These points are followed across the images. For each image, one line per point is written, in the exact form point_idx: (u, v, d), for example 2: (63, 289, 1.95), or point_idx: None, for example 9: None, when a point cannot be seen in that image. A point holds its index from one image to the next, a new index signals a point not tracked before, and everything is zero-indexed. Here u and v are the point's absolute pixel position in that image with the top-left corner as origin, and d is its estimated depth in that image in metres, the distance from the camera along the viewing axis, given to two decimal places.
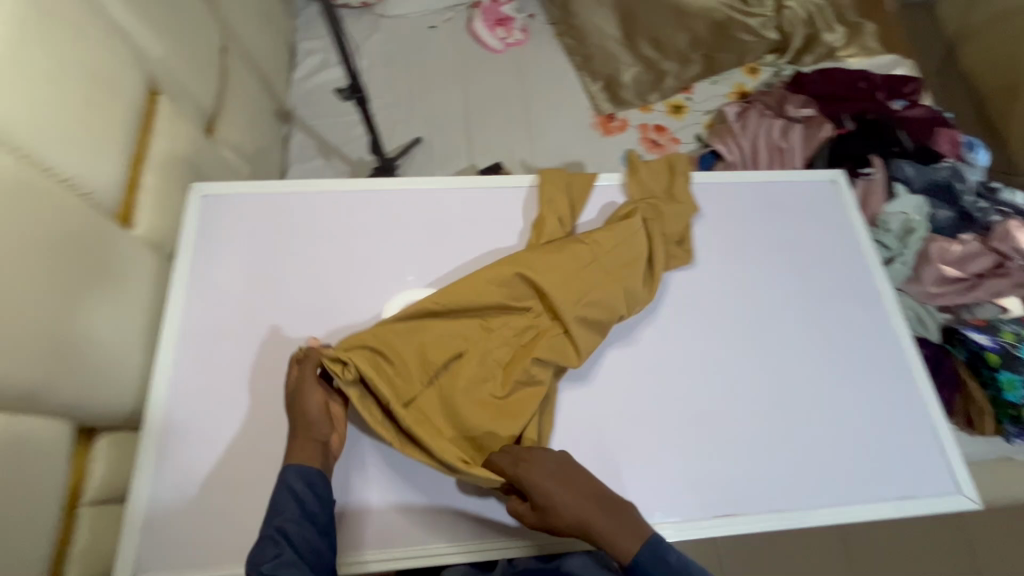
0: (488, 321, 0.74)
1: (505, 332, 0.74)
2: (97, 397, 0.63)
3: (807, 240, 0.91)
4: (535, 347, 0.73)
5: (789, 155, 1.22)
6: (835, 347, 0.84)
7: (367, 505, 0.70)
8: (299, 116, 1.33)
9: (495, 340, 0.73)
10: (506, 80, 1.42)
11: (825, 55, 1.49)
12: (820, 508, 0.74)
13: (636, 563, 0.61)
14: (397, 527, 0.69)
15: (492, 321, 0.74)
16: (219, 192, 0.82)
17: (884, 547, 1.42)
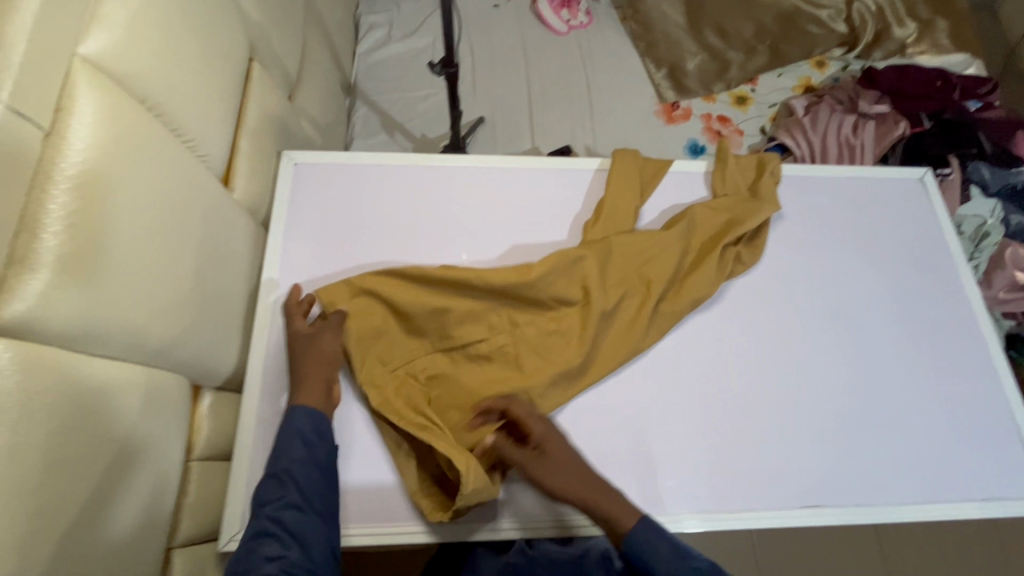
0: (518, 316, 0.72)
1: (529, 332, 0.72)
2: (211, 356, 0.64)
3: (892, 238, 0.89)
4: (544, 368, 0.70)
5: (860, 152, 1.20)
6: (921, 346, 0.82)
7: (360, 483, 0.68)
8: (363, 90, 1.33)
9: (518, 342, 0.72)
10: (569, 63, 1.40)
11: (895, 51, 1.45)
12: (912, 507, 0.72)
13: (632, 540, 0.58)
14: (390, 506, 0.67)
15: (521, 316, 0.72)
16: (311, 161, 0.83)
17: (929, 554, 1.39)
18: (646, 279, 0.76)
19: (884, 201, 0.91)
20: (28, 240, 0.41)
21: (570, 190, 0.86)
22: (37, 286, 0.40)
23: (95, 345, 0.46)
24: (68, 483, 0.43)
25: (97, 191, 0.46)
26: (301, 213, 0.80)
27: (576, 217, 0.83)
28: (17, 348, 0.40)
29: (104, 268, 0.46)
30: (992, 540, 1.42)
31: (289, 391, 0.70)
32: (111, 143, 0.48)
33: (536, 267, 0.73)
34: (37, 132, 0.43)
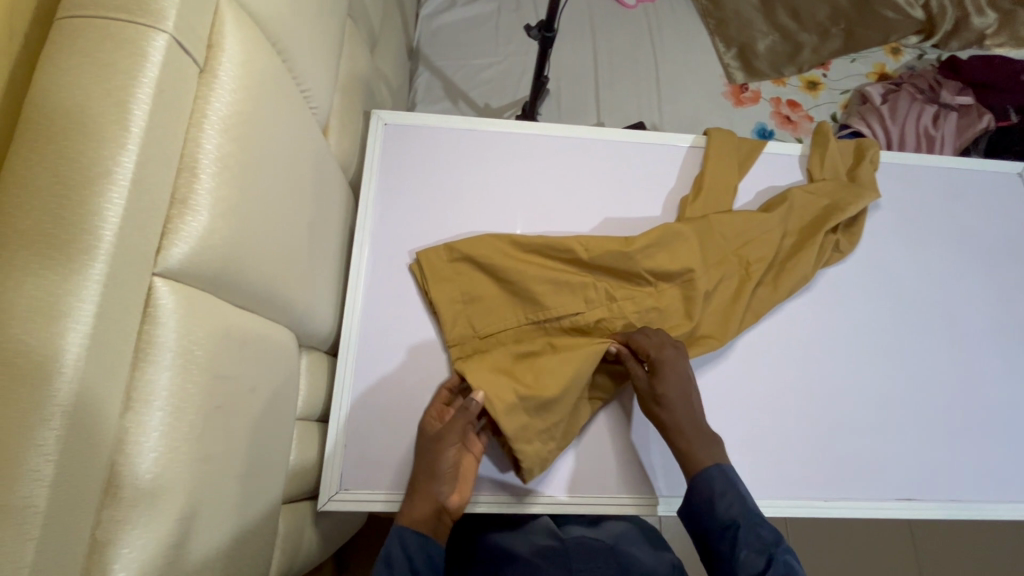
0: (613, 290, 0.71)
1: (625, 308, 0.70)
2: (317, 315, 0.63)
3: (982, 233, 0.87)
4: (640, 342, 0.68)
5: (940, 144, 1.17)
6: (1007, 343, 0.81)
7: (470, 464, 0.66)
8: (425, 55, 1.29)
9: (615, 315, 0.70)
10: (636, 38, 1.36)
11: (973, 42, 1.34)
12: (999, 503, 0.73)
13: (708, 477, 0.61)
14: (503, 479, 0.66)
15: (617, 291, 0.71)
16: (402, 122, 0.80)
17: None
18: (743, 260, 0.75)
19: (979, 195, 0.89)
20: (189, 180, 0.39)
21: (663, 167, 0.83)
22: (199, 227, 0.39)
23: (236, 292, 0.45)
24: (222, 433, 0.42)
25: (242, 132, 0.44)
26: (394, 175, 0.78)
27: (670, 193, 0.82)
28: (178, 289, 0.38)
29: (247, 212, 0.45)
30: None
31: (388, 354, 0.69)
32: (253, 85, 0.46)
33: (639, 239, 0.72)
34: (194, 68, 0.41)
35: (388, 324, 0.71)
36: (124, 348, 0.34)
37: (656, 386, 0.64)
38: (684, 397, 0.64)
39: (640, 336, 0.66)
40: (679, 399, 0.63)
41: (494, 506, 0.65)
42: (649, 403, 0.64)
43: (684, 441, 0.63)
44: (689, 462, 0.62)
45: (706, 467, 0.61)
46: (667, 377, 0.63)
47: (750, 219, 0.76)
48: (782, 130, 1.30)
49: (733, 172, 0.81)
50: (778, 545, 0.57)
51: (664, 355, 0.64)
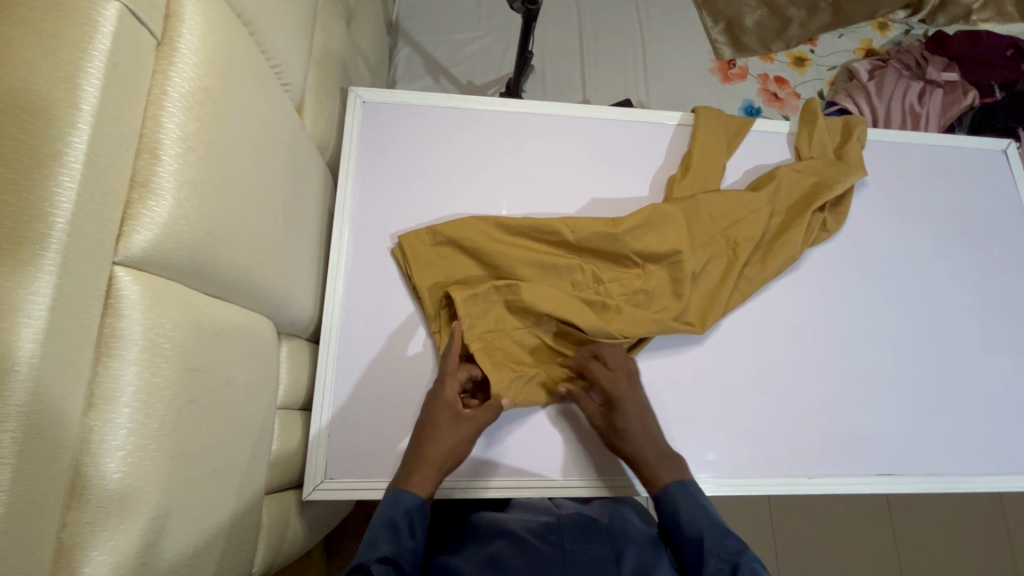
0: (600, 272, 0.70)
1: (614, 288, 0.70)
2: (296, 302, 0.61)
3: (965, 212, 0.88)
4: (619, 320, 0.67)
5: (926, 121, 1.17)
6: (988, 321, 0.83)
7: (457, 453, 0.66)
8: (405, 29, 1.25)
9: (600, 293, 0.69)
10: (622, 12, 1.32)
11: (960, 17, 1.33)
12: (976, 476, 0.75)
13: (665, 491, 0.60)
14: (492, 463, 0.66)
15: (604, 274, 0.70)
16: (381, 100, 0.77)
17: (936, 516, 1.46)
18: (729, 240, 0.75)
19: (964, 173, 0.89)
20: (150, 161, 0.37)
21: (650, 145, 0.82)
22: (162, 212, 0.37)
23: (208, 279, 0.43)
24: (197, 427, 0.40)
25: (208, 109, 0.41)
26: (371, 154, 0.75)
27: (657, 172, 0.80)
28: (141, 278, 0.36)
29: (215, 195, 0.42)
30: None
31: (375, 339, 0.68)
32: (218, 59, 0.43)
33: (626, 221, 0.71)
34: (150, 40, 0.38)
35: (372, 311, 0.69)
36: (85, 343, 0.33)
37: (615, 420, 0.63)
38: (646, 427, 0.62)
39: (596, 368, 0.64)
40: (642, 428, 0.62)
41: (476, 489, 0.65)
42: (609, 437, 0.63)
43: (646, 465, 0.61)
44: (650, 484, 0.61)
45: (668, 485, 0.60)
46: (629, 411, 0.62)
47: (738, 201, 0.76)
48: (769, 107, 1.28)
49: (720, 148, 0.80)
50: (745, 553, 0.53)
51: (619, 389, 0.63)
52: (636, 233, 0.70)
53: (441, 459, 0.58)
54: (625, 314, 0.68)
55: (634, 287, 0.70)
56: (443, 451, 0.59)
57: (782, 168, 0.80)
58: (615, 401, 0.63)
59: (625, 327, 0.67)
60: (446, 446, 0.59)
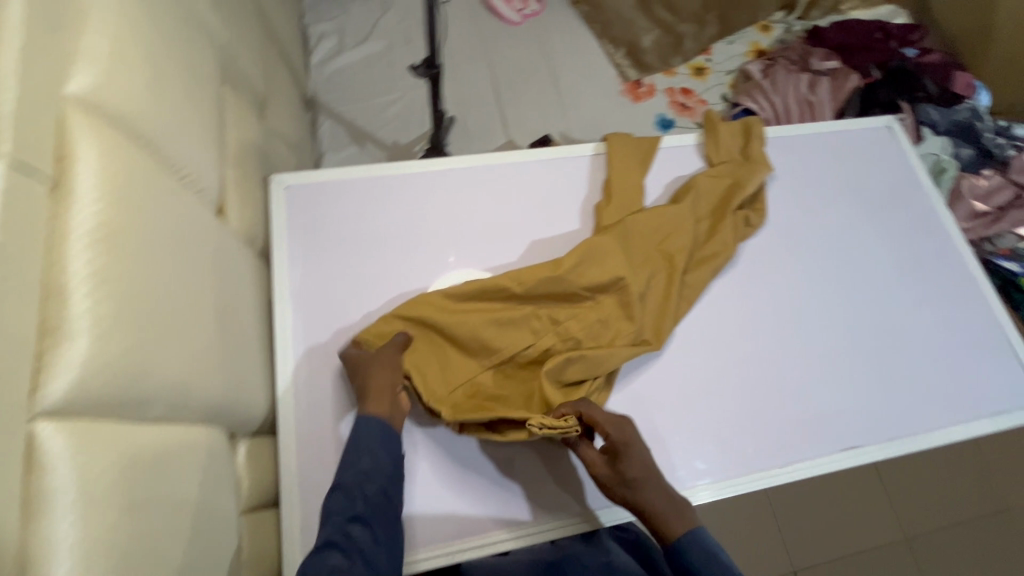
0: (555, 314, 0.71)
1: (573, 326, 0.71)
2: (247, 400, 0.60)
3: (866, 188, 0.95)
4: (585, 358, 0.69)
5: (820, 108, 1.26)
6: (909, 280, 0.89)
7: (477, 508, 0.67)
8: (323, 103, 1.27)
9: (563, 337, 0.70)
10: (529, 52, 1.39)
11: (830, 10, 1.49)
12: (932, 432, 0.79)
13: (679, 545, 0.58)
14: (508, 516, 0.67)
15: (559, 314, 0.72)
16: (305, 182, 0.79)
17: (927, 475, 1.47)
18: (664, 256, 0.78)
19: (857, 153, 0.97)
20: (60, 307, 0.37)
21: (572, 179, 0.86)
22: (77, 355, 0.37)
23: (143, 405, 0.43)
24: (151, 560, 0.39)
25: (118, 239, 0.42)
26: (303, 237, 0.76)
27: (583, 203, 0.84)
28: (66, 426, 0.36)
29: (140, 318, 0.43)
30: (969, 458, 1.50)
31: (330, 423, 0.67)
32: (122, 186, 0.44)
33: (565, 260, 0.74)
34: (44, 187, 0.39)
35: (325, 395, 0.68)
36: (8, 509, 0.32)
37: (621, 469, 0.62)
38: (653, 475, 0.62)
39: (597, 410, 0.64)
40: (648, 474, 0.62)
41: (498, 542, 0.66)
42: (616, 486, 0.62)
43: (656, 516, 0.60)
44: (665, 535, 0.59)
45: (681, 535, 0.59)
46: (630, 454, 0.62)
47: (664, 219, 0.80)
48: (680, 117, 1.36)
49: (633, 170, 0.85)
50: None
51: (622, 434, 0.63)
52: (579, 270, 0.73)
53: (385, 385, 0.63)
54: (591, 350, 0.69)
55: (590, 322, 0.72)
56: (382, 376, 0.64)
57: (700, 178, 0.85)
58: (620, 448, 0.63)
59: (591, 365, 0.69)
60: (384, 372, 0.64)
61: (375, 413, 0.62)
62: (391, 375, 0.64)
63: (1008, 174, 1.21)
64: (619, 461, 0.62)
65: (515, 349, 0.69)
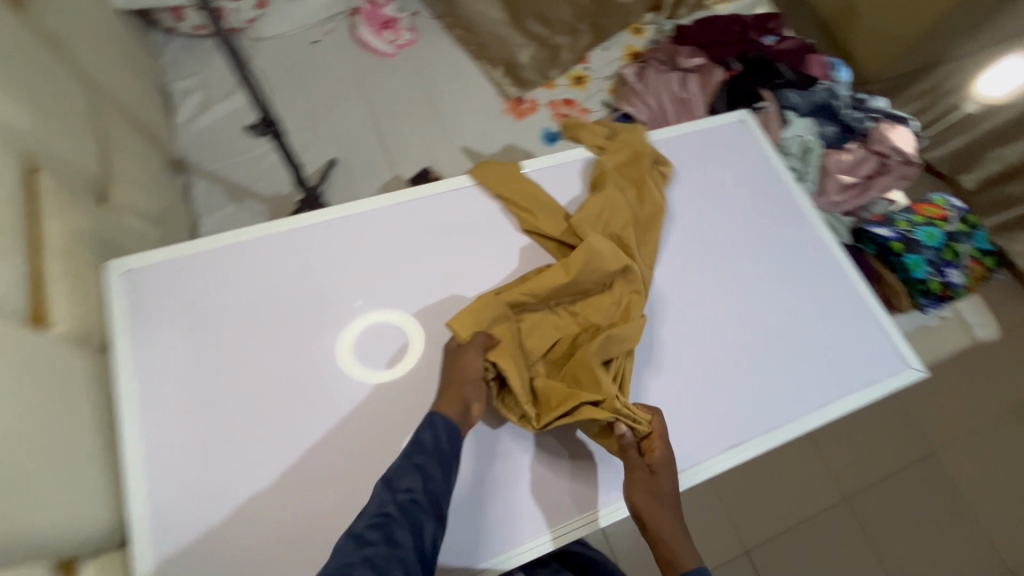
0: (573, 309, 0.79)
1: (573, 321, 0.78)
2: (77, 514, 0.60)
3: (727, 182, 0.97)
4: (587, 353, 0.73)
5: (692, 104, 1.30)
6: (776, 267, 0.91)
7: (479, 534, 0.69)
8: (194, 162, 1.22)
9: (575, 325, 0.78)
10: (406, 83, 1.38)
11: (695, 6, 1.54)
12: (809, 416, 0.81)
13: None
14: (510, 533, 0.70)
15: (575, 309, 0.79)
16: (143, 264, 0.76)
17: (857, 434, 1.51)
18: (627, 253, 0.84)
19: (717, 149, 0.99)
20: None
21: (445, 214, 0.88)
22: None
23: None
24: None
25: None
26: (149, 324, 0.74)
27: (441, 248, 0.86)
28: None
29: None
30: (895, 412, 1.54)
31: (186, 518, 0.67)
32: None
33: (573, 263, 0.77)
34: None
35: (179, 489, 0.67)
36: None
37: (656, 483, 0.68)
38: (674, 507, 0.67)
39: (656, 437, 0.70)
40: (670, 500, 0.67)
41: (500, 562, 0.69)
42: (638, 502, 0.67)
43: (667, 550, 0.63)
44: (678, 565, 0.62)
45: (693, 568, 0.61)
46: (659, 477, 0.68)
47: (603, 209, 0.85)
48: (566, 128, 1.38)
49: (518, 192, 0.89)
50: None
51: (660, 461, 0.69)
52: (586, 260, 0.77)
53: (458, 381, 0.69)
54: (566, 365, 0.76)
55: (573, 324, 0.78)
56: (472, 366, 0.69)
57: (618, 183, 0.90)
58: (655, 468, 0.69)
59: (599, 354, 0.73)
60: (474, 362, 0.70)
61: (443, 413, 0.65)
62: (471, 372, 0.69)
63: (870, 146, 1.28)
64: (653, 476, 0.68)
65: (548, 342, 0.76)
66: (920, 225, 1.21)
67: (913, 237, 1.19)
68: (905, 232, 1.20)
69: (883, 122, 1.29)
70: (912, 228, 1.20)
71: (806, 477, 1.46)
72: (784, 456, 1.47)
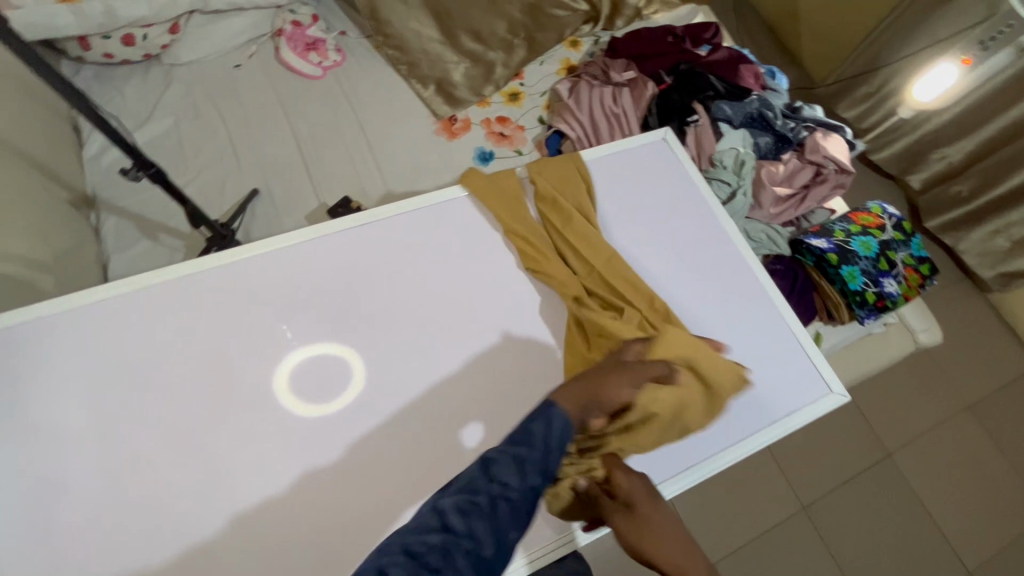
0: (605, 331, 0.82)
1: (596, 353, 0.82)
2: None
3: (645, 208, 0.96)
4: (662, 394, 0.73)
5: (625, 119, 1.28)
6: (692, 293, 0.90)
7: None
8: (104, 198, 1.16)
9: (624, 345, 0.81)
10: (333, 106, 1.33)
11: (633, 17, 1.51)
12: (726, 451, 0.80)
13: None
14: None
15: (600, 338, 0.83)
16: (14, 323, 0.75)
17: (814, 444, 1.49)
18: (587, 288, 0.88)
19: (635, 172, 0.98)
20: None
21: (413, 234, 0.90)
22: None
23: None
24: None
25: None
26: (30, 408, 0.72)
27: (333, 291, 0.85)
28: None
29: None
30: (853, 420, 1.51)
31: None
32: None
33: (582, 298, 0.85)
34: None
35: (48, 558, 0.66)
36: None
37: (632, 526, 0.67)
38: (660, 530, 0.67)
39: (624, 477, 0.68)
40: (664, 522, 0.67)
41: None
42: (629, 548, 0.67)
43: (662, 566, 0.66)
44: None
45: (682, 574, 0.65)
46: (640, 512, 0.67)
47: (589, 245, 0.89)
48: (500, 147, 1.34)
49: (508, 204, 0.93)
50: None
51: (637, 497, 0.68)
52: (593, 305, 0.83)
53: (614, 393, 0.68)
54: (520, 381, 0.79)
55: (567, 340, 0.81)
56: (609, 388, 0.68)
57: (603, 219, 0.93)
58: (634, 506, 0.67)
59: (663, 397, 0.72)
60: (613, 380, 0.69)
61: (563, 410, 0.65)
62: (619, 382, 0.69)
63: (804, 155, 1.26)
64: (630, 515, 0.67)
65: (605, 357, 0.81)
66: (855, 236, 1.20)
67: (849, 247, 1.19)
68: (841, 242, 1.19)
69: (817, 131, 1.27)
70: (848, 239, 1.20)
71: (761, 490, 1.43)
72: (741, 471, 1.43)
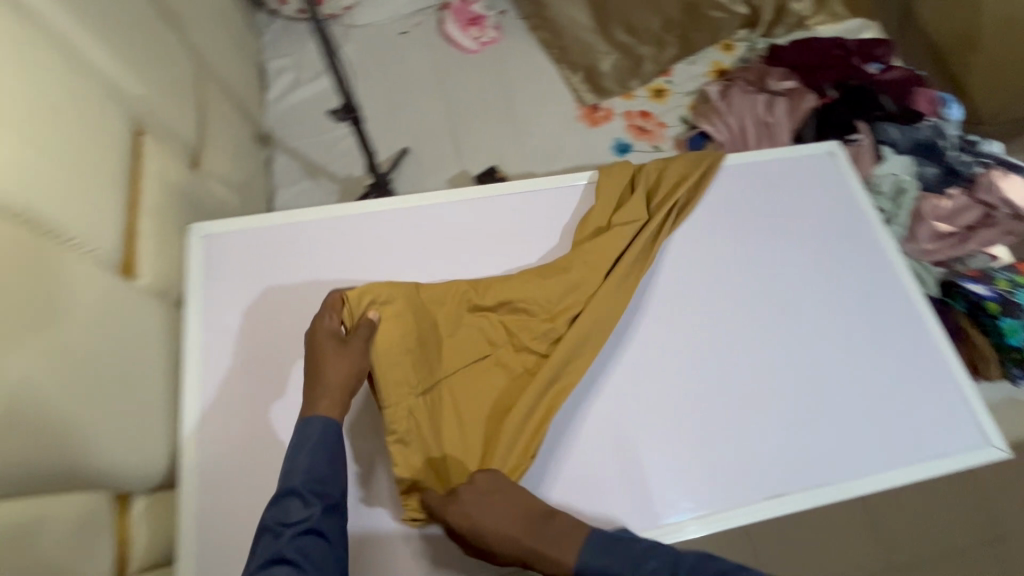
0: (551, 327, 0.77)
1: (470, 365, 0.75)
2: (144, 454, 0.65)
3: (801, 217, 0.92)
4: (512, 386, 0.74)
5: (776, 129, 1.24)
6: (843, 313, 0.86)
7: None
8: (278, 138, 1.29)
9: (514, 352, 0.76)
10: (484, 81, 1.39)
11: (795, 25, 1.46)
12: (862, 479, 0.76)
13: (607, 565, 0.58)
14: None
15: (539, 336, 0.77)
16: (221, 230, 0.82)
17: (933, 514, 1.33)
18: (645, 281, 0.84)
19: (794, 180, 0.95)
20: None
21: (557, 209, 0.90)
22: None
23: None
24: None
25: None
26: (224, 304, 0.78)
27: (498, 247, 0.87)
28: None
29: None
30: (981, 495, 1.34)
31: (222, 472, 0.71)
32: None
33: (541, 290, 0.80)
34: None
35: (224, 448, 0.71)
36: None
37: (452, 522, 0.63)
38: (483, 519, 0.62)
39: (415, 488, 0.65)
40: (486, 519, 0.62)
41: None
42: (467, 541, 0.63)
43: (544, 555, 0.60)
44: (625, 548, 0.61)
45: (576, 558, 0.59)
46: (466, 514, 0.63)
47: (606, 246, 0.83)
48: (639, 141, 1.34)
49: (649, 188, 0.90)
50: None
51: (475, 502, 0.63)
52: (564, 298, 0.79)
53: (349, 377, 0.66)
54: (450, 396, 0.73)
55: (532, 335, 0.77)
56: (335, 371, 0.66)
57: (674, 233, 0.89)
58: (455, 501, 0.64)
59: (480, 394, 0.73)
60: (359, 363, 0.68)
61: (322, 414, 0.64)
62: (348, 368, 0.67)
63: (975, 193, 1.16)
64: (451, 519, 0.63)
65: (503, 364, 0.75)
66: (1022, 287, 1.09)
67: (1014, 299, 1.07)
68: (1005, 292, 1.08)
69: (994, 169, 1.17)
70: (1013, 289, 1.09)
71: (867, 546, 1.29)
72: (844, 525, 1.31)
